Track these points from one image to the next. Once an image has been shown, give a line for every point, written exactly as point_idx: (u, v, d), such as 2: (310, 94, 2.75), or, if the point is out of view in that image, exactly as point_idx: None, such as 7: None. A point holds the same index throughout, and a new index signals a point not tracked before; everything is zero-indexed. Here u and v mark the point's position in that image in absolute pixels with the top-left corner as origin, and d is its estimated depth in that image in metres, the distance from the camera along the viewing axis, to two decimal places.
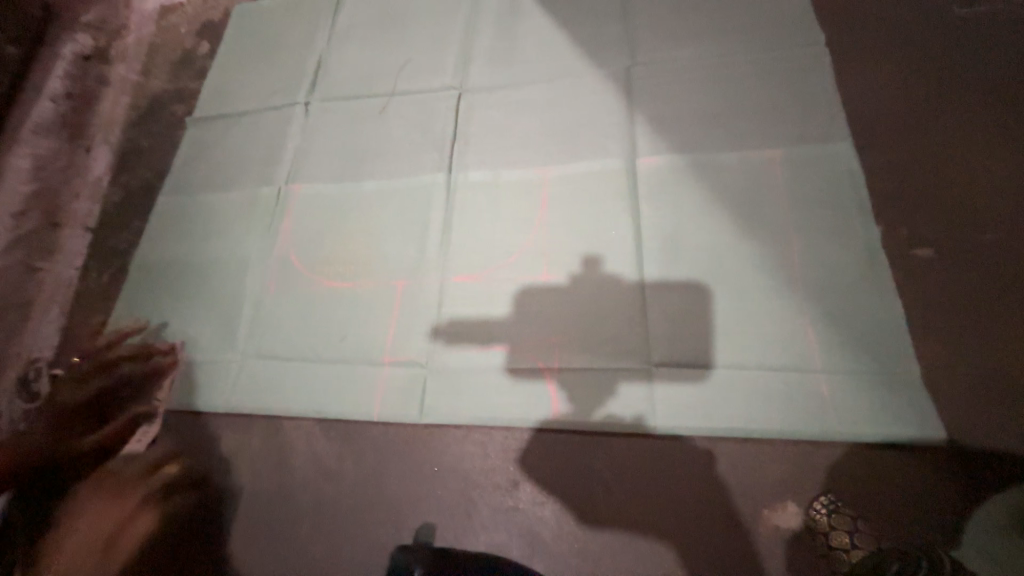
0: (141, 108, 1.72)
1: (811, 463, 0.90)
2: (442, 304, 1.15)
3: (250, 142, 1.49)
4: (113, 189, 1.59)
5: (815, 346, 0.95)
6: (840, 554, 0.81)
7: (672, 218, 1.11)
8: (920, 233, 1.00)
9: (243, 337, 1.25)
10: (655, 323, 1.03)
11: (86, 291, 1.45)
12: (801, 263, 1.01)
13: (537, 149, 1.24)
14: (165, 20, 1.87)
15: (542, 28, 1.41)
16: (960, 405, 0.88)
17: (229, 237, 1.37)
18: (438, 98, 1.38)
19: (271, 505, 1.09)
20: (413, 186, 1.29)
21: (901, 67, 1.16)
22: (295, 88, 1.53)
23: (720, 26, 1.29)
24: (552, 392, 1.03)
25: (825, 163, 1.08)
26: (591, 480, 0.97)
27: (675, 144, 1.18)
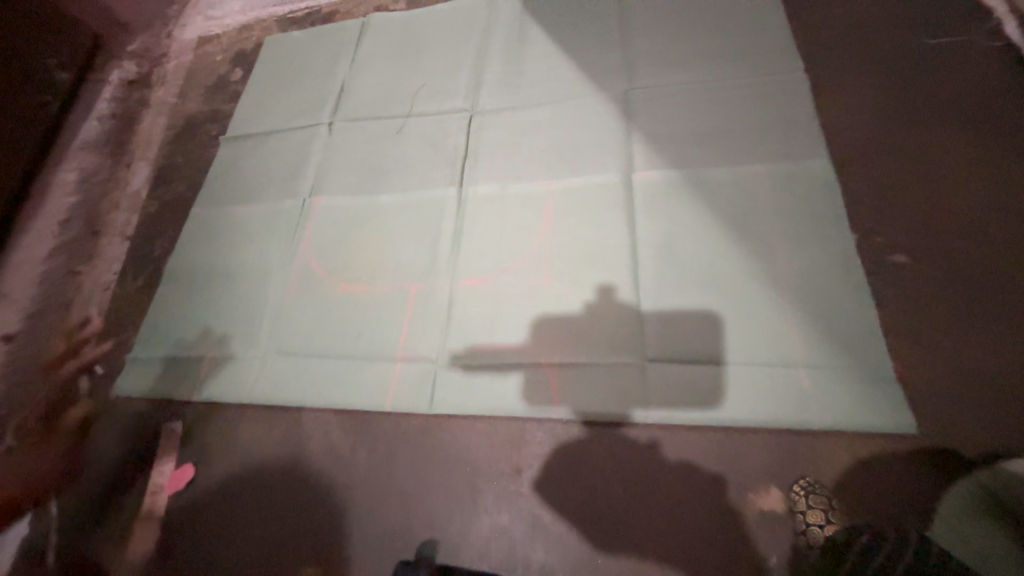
0: (177, 127, 1.86)
1: (794, 452, 0.97)
2: (451, 306, 1.24)
3: (277, 159, 1.62)
4: (149, 200, 1.72)
5: (797, 344, 1.03)
6: (815, 530, 0.87)
7: (665, 227, 1.20)
8: (893, 242, 1.09)
9: (266, 335, 1.34)
10: (649, 323, 1.11)
11: (121, 294, 1.56)
12: (784, 268, 1.10)
13: (541, 165, 1.36)
14: (202, 49, 2.04)
15: (546, 56, 1.54)
16: (930, 399, 0.95)
17: (256, 244, 1.49)
18: (451, 120, 1.51)
19: (288, 490, 1.16)
20: (427, 198, 1.40)
21: (876, 91, 1.27)
22: (319, 110, 1.67)
23: (710, 54, 1.41)
24: (553, 386, 1.11)
25: (805, 178, 1.18)
26: (589, 468, 1.04)
27: (668, 160, 1.28)
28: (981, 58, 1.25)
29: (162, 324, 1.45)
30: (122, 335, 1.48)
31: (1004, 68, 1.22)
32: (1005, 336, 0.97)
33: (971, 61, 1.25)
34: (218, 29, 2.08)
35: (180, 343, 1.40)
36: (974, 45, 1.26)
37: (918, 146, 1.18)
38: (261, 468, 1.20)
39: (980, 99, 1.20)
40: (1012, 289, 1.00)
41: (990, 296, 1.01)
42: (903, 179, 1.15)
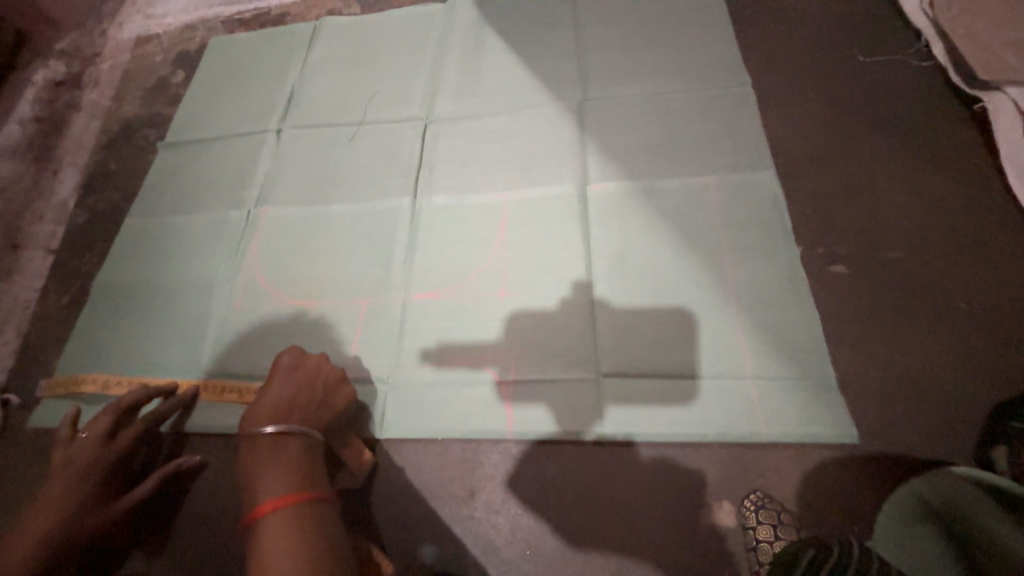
0: (111, 132, 1.74)
1: (742, 463, 0.98)
2: (404, 321, 1.20)
3: (220, 167, 1.53)
4: (77, 210, 1.59)
5: (748, 356, 1.04)
6: (765, 545, 0.90)
7: (620, 238, 1.20)
8: (834, 254, 1.13)
9: (205, 356, 1.26)
10: (603, 337, 1.10)
11: (43, 313, 1.44)
12: (734, 279, 1.11)
13: (497, 176, 1.33)
14: (141, 48, 1.92)
15: (503, 64, 1.52)
16: (866, 407, 0.99)
17: (195, 258, 1.40)
18: (405, 128, 1.47)
19: (228, 524, 1.10)
20: (380, 209, 1.35)
21: (818, 107, 1.31)
22: (268, 116, 1.60)
23: (663, 66, 1.42)
24: (508, 403, 1.08)
25: (755, 190, 1.20)
26: (546, 489, 1.02)
27: (623, 171, 1.28)
28: (911, 77, 1.31)
29: (87, 346, 1.34)
30: (46, 358, 1.36)
31: (931, 87, 1.29)
32: (936, 345, 1.01)
33: (903, 79, 1.31)
34: (160, 28, 1.96)
35: (110, 367, 1.29)
36: (905, 64, 1.33)
37: (856, 160, 1.22)
38: (199, 500, 1.13)
39: (910, 116, 1.26)
40: (939, 299, 1.05)
41: (921, 305, 1.05)
42: (843, 191, 1.19)
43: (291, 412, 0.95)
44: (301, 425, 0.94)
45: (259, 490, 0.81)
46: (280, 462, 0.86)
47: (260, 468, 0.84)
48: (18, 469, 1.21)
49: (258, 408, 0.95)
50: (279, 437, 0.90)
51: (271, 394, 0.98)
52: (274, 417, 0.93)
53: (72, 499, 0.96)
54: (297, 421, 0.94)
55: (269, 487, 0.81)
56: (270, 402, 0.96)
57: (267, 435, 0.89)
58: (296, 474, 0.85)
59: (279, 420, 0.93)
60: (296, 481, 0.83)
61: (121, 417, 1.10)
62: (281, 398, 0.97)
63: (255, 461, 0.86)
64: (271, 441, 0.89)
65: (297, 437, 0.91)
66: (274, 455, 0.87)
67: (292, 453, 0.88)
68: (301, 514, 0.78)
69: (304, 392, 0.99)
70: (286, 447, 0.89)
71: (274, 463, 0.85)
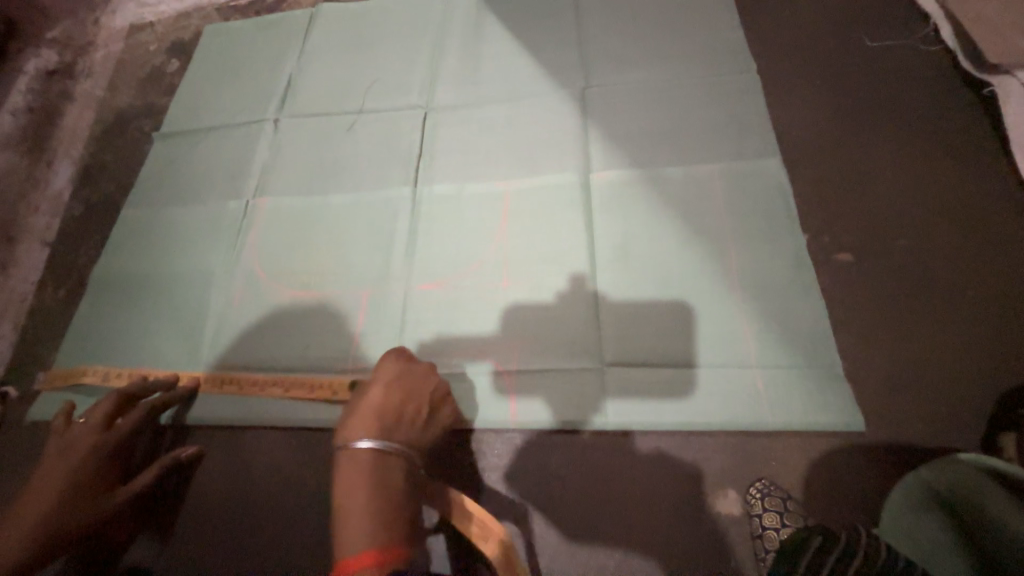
0: (106, 122, 1.71)
1: (747, 452, 0.98)
2: (405, 312, 1.18)
3: (217, 157, 1.51)
4: (73, 202, 1.57)
5: (753, 345, 1.03)
6: (771, 532, 0.90)
7: (623, 227, 1.18)
8: (840, 242, 1.12)
9: (205, 349, 1.25)
10: (608, 327, 1.09)
11: (40, 306, 1.42)
12: (740, 268, 1.10)
13: (499, 165, 1.31)
14: (135, 37, 1.88)
15: (503, 51, 1.50)
16: (871, 396, 0.98)
17: (194, 250, 1.38)
18: (405, 116, 1.45)
19: (231, 516, 1.09)
20: (380, 199, 1.33)
21: (824, 93, 1.29)
22: (265, 105, 1.57)
23: (667, 52, 1.40)
24: (512, 394, 1.07)
25: (760, 177, 1.18)
26: (550, 479, 1.02)
27: (627, 159, 1.26)
28: (919, 62, 1.29)
29: (85, 339, 1.33)
30: (43, 352, 1.35)
31: (939, 72, 1.27)
32: (944, 334, 1.01)
33: (910, 64, 1.29)
34: (153, 16, 1.92)
35: (109, 360, 1.28)
36: (912, 48, 1.31)
37: (862, 147, 1.21)
38: (201, 491, 1.12)
39: (918, 101, 1.24)
40: (946, 287, 1.04)
41: (928, 293, 1.04)
42: (849, 179, 1.18)
43: (391, 425, 0.88)
44: (404, 446, 0.86)
45: (353, 527, 0.71)
46: (377, 491, 0.76)
47: (358, 496, 0.75)
48: (16, 463, 1.21)
49: (359, 417, 0.88)
50: (381, 457, 0.82)
51: (371, 400, 0.91)
52: (377, 430, 0.86)
53: (66, 490, 0.96)
54: (396, 440, 0.86)
55: (365, 528, 0.71)
56: (373, 411, 0.89)
57: (369, 453, 0.81)
58: (392, 511, 0.75)
59: (383, 436, 0.85)
60: (394, 525, 0.73)
61: (116, 407, 1.08)
62: (377, 408, 0.90)
63: (352, 485, 0.77)
64: (372, 460, 0.81)
65: (397, 458, 0.83)
66: (376, 482, 0.78)
67: (388, 481, 0.79)
68: (396, 569, 0.68)
69: (410, 405, 0.93)
70: (386, 471, 0.80)
71: (370, 492, 0.76)
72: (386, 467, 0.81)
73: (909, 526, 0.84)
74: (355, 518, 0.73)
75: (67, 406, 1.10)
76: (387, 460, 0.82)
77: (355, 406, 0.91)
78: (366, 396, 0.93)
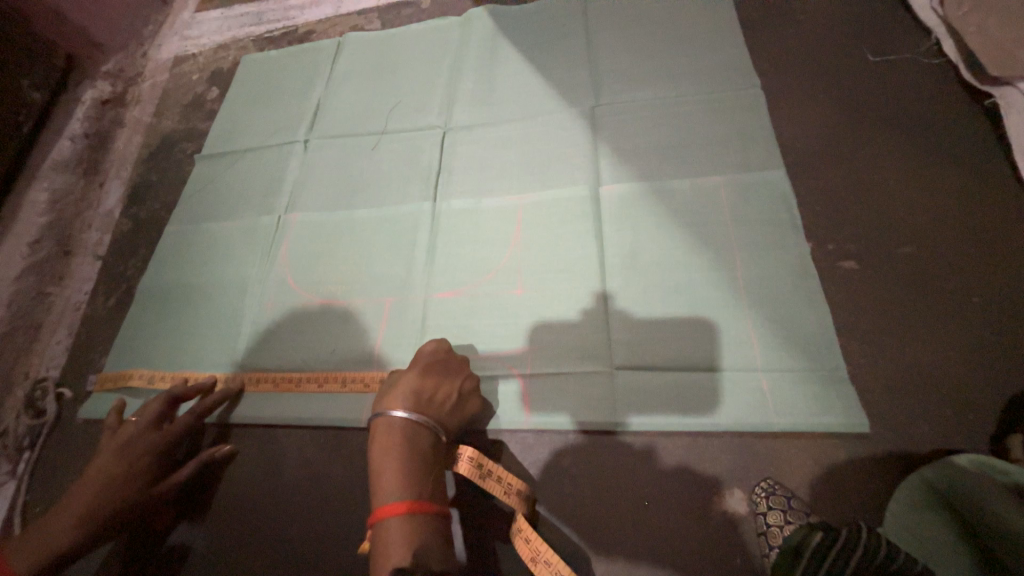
0: (152, 146, 1.87)
1: (755, 452, 1.01)
2: (426, 318, 1.26)
3: (253, 176, 1.63)
4: (122, 219, 1.71)
5: (760, 349, 1.06)
6: (775, 529, 0.91)
7: (632, 237, 1.24)
8: (844, 249, 1.15)
9: (240, 352, 1.34)
10: (617, 332, 1.14)
11: (93, 314, 1.55)
12: (746, 275, 1.14)
13: (513, 179, 1.39)
14: (178, 68, 2.05)
15: (518, 73, 1.59)
16: (877, 399, 1.00)
17: (231, 261, 1.49)
18: (425, 136, 1.54)
19: (263, 508, 1.16)
20: (402, 213, 1.42)
21: (828, 106, 1.33)
22: (296, 127, 1.70)
23: (673, 70, 1.47)
24: (526, 395, 1.12)
25: (765, 188, 1.23)
26: (562, 477, 1.06)
27: (635, 173, 1.33)
28: (921, 74, 1.33)
29: (132, 343, 1.44)
30: (96, 356, 1.47)
31: (941, 84, 1.30)
32: (949, 337, 1.02)
33: (912, 77, 1.33)
34: (196, 49, 2.09)
35: (154, 363, 1.39)
36: (915, 62, 1.35)
37: (866, 157, 1.24)
38: (234, 484, 1.21)
39: (920, 112, 1.28)
40: (952, 292, 1.06)
41: (933, 298, 1.06)
42: (853, 188, 1.21)
43: (424, 404, 0.99)
44: (433, 420, 0.97)
45: (386, 483, 0.86)
46: (407, 454, 0.90)
47: (390, 458, 0.89)
48: (71, 457, 1.31)
49: (396, 393, 0.99)
50: (412, 427, 0.94)
51: (406, 380, 1.02)
52: (411, 405, 0.97)
53: (110, 481, 1.04)
54: (428, 416, 0.98)
55: (396, 485, 0.85)
56: (407, 388, 1.00)
57: (402, 423, 0.94)
58: (420, 476, 0.88)
59: (415, 411, 0.96)
60: (419, 483, 0.87)
61: (166, 405, 1.17)
62: (411, 387, 1.00)
63: (386, 449, 0.90)
64: (405, 429, 0.93)
65: (427, 430, 0.95)
66: (406, 446, 0.91)
67: (418, 449, 0.91)
68: (419, 523, 0.82)
69: (442, 386, 1.03)
70: (416, 439, 0.93)
71: (402, 456, 0.89)
72: (417, 438, 0.93)
73: (905, 528, 0.86)
74: (389, 479, 0.86)
75: (117, 405, 1.20)
76: (418, 432, 0.94)
77: (392, 385, 1.03)
78: (403, 376, 1.04)
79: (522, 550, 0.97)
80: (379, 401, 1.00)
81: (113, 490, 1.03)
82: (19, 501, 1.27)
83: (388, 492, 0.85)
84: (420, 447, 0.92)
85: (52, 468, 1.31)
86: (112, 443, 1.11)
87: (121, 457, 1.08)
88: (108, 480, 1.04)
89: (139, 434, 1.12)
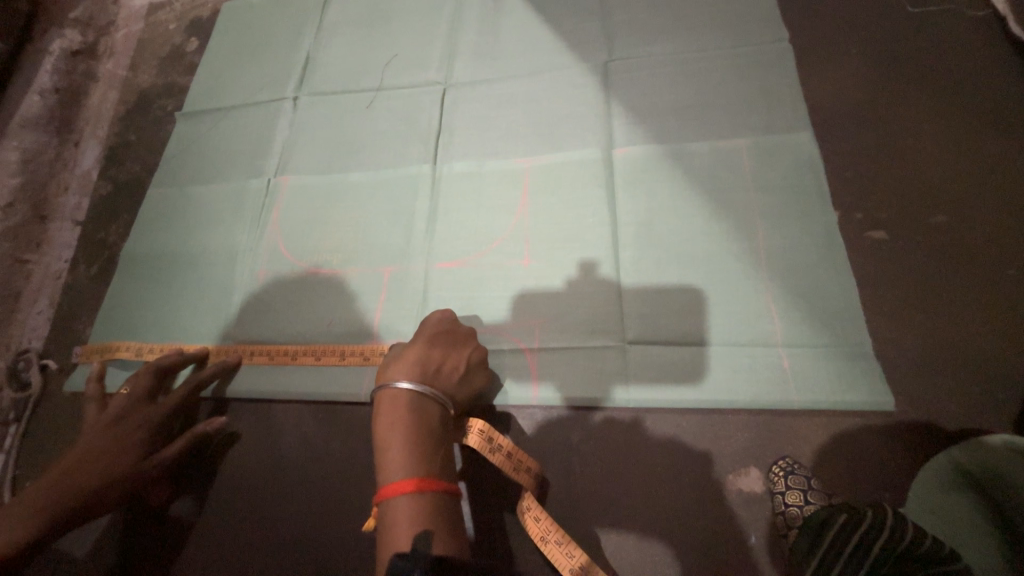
0: (129, 102, 1.74)
1: (772, 430, 0.98)
2: (427, 289, 1.19)
3: (239, 136, 1.52)
4: (101, 182, 1.62)
5: (781, 324, 1.01)
6: (794, 509, 0.88)
7: (647, 204, 1.16)
8: (874, 218, 1.08)
9: (232, 324, 1.27)
10: (630, 305, 1.08)
11: (75, 283, 1.47)
12: (768, 246, 1.07)
13: (519, 141, 1.29)
14: (154, 17, 1.89)
15: (524, 23, 1.46)
16: (902, 377, 0.96)
17: (218, 227, 1.40)
18: (424, 93, 1.43)
19: (262, 484, 1.13)
20: (400, 176, 1.33)
21: (862, 63, 1.23)
22: (284, 82, 1.57)
23: (693, 22, 1.35)
24: (533, 370, 1.07)
25: (791, 152, 1.14)
26: (571, 454, 1.03)
27: (651, 134, 1.23)
28: (965, 28, 1.22)
29: (117, 314, 1.37)
30: (81, 327, 1.41)
31: (986, 38, 1.20)
32: (979, 312, 0.98)
33: (955, 31, 1.22)
34: None
35: (142, 334, 1.33)
36: (958, 14, 1.24)
37: (901, 119, 1.16)
38: (231, 459, 1.17)
39: (962, 71, 1.18)
40: (987, 265, 1.00)
41: (966, 271, 1.01)
42: (885, 154, 1.13)
43: (431, 375, 0.94)
44: (441, 393, 0.92)
45: (393, 461, 0.81)
46: (414, 429, 0.85)
47: (396, 432, 0.84)
48: (60, 431, 1.27)
49: (401, 363, 0.94)
50: (419, 399, 0.89)
51: (410, 350, 0.96)
52: (417, 376, 0.92)
53: (100, 457, 0.99)
54: (436, 387, 0.93)
55: (403, 461, 0.81)
56: (413, 358, 0.95)
57: (407, 395, 0.89)
58: (427, 453, 0.83)
59: (422, 382, 0.91)
60: (427, 461, 0.82)
61: (156, 377, 1.13)
62: (416, 358, 0.94)
63: (391, 422, 0.86)
64: (411, 401, 0.88)
65: (433, 402, 0.90)
66: (414, 421, 0.86)
67: (425, 423, 0.87)
68: (428, 501, 0.78)
69: (450, 356, 0.98)
70: (422, 413, 0.88)
71: (408, 431, 0.85)
72: (423, 411, 0.88)
73: (936, 508, 0.85)
74: (395, 454, 0.82)
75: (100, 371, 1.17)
76: (425, 404, 0.89)
77: (397, 356, 0.97)
78: (408, 346, 0.99)
79: (531, 529, 0.94)
80: (384, 372, 0.95)
81: (104, 466, 0.99)
82: (7, 476, 1.22)
83: (393, 468, 0.81)
84: (427, 420, 0.87)
85: (40, 442, 1.26)
86: (101, 419, 1.06)
87: (111, 431, 1.03)
88: (101, 458, 0.99)
89: (130, 407, 1.08)
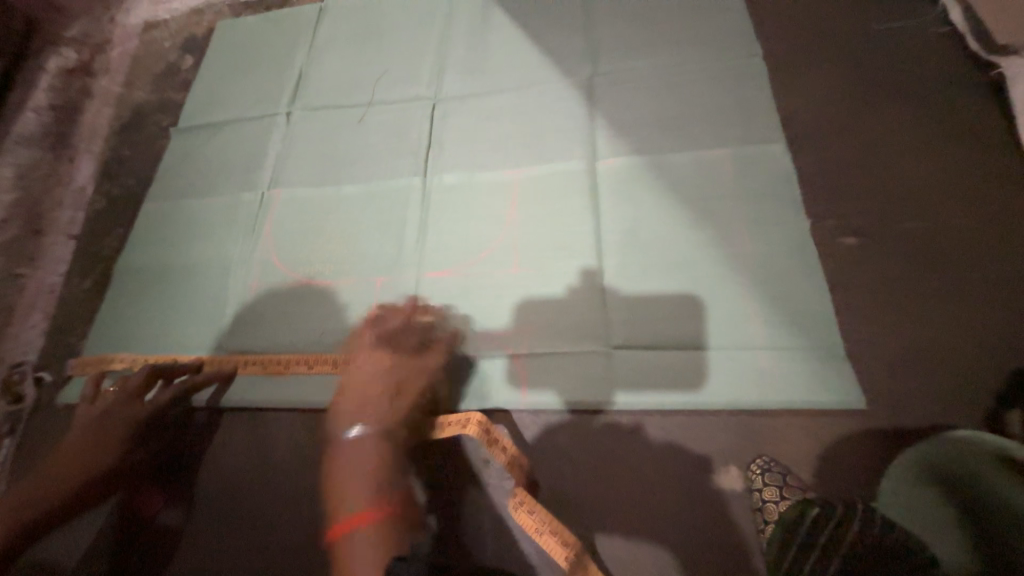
0: (123, 118, 1.77)
1: (750, 430, 1.01)
2: (417, 299, 1.22)
3: (233, 150, 1.55)
4: (95, 196, 1.63)
5: (758, 327, 1.05)
6: (770, 506, 0.92)
7: (629, 213, 1.21)
8: (844, 225, 1.13)
9: (226, 335, 1.30)
10: (614, 310, 1.12)
11: (69, 296, 1.49)
12: (745, 252, 1.12)
13: (506, 154, 1.34)
14: (148, 34, 1.92)
15: (510, 40, 1.51)
16: (874, 377, 1.00)
17: (214, 240, 1.43)
18: (414, 107, 1.47)
19: (255, 491, 1.15)
20: (390, 188, 1.37)
21: (831, 77, 1.29)
22: (277, 98, 1.61)
23: (673, 38, 1.41)
24: (522, 376, 1.10)
25: (766, 162, 1.19)
26: (558, 456, 1.06)
27: (633, 146, 1.28)
28: (928, 44, 1.29)
29: (112, 326, 1.39)
30: (75, 339, 1.42)
31: (946, 53, 1.26)
32: (944, 313, 1.02)
33: (919, 46, 1.29)
34: (166, 13, 1.95)
35: (136, 346, 1.34)
36: (921, 31, 1.30)
37: (869, 131, 1.21)
38: (223, 467, 1.18)
39: (926, 84, 1.24)
40: (950, 268, 1.05)
41: (932, 274, 1.06)
42: (855, 164, 1.18)
43: (382, 410, 1.01)
44: (393, 426, 0.99)
45: (350, 497, 0.89)
46: (365, 465, 0.92)
47: (348, 472, 0.92)
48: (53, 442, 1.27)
49: (354, 405, 1.02)
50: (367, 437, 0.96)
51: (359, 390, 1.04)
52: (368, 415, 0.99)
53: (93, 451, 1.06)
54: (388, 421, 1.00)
55: (355, 497, 0.88)
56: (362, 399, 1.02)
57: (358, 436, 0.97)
58: (378, 486, 0.90)
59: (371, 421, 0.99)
60: (378, 493, 0.88)
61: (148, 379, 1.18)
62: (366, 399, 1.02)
63: (343, 464, 0.94)
64: (361, 441, 0.96)
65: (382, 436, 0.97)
66: (363, 458, 0.93)
67: (376, 457, 0.93)
68: (379, 529, 0.83)
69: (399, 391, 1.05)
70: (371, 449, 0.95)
71: (358, 469, 0.92)
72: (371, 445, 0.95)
73: (908, 504, 0.87)
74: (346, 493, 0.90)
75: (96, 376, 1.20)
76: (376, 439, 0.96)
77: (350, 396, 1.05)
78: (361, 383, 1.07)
79: (526, 522, 0.99)
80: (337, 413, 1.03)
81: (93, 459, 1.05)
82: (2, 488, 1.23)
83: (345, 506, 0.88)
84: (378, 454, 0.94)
85: (33, 454, 1.26)
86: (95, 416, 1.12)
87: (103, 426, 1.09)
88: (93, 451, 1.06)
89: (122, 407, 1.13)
